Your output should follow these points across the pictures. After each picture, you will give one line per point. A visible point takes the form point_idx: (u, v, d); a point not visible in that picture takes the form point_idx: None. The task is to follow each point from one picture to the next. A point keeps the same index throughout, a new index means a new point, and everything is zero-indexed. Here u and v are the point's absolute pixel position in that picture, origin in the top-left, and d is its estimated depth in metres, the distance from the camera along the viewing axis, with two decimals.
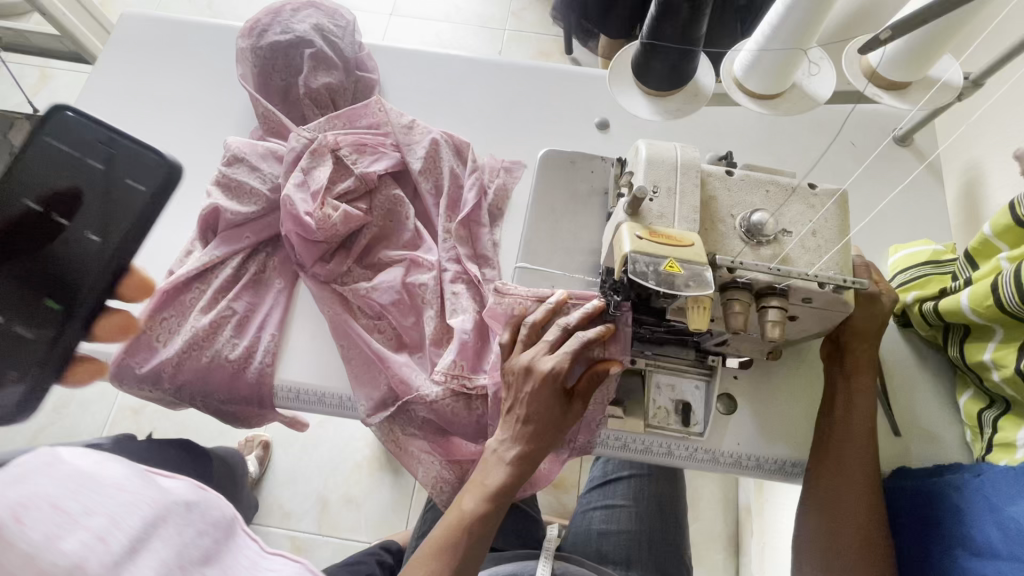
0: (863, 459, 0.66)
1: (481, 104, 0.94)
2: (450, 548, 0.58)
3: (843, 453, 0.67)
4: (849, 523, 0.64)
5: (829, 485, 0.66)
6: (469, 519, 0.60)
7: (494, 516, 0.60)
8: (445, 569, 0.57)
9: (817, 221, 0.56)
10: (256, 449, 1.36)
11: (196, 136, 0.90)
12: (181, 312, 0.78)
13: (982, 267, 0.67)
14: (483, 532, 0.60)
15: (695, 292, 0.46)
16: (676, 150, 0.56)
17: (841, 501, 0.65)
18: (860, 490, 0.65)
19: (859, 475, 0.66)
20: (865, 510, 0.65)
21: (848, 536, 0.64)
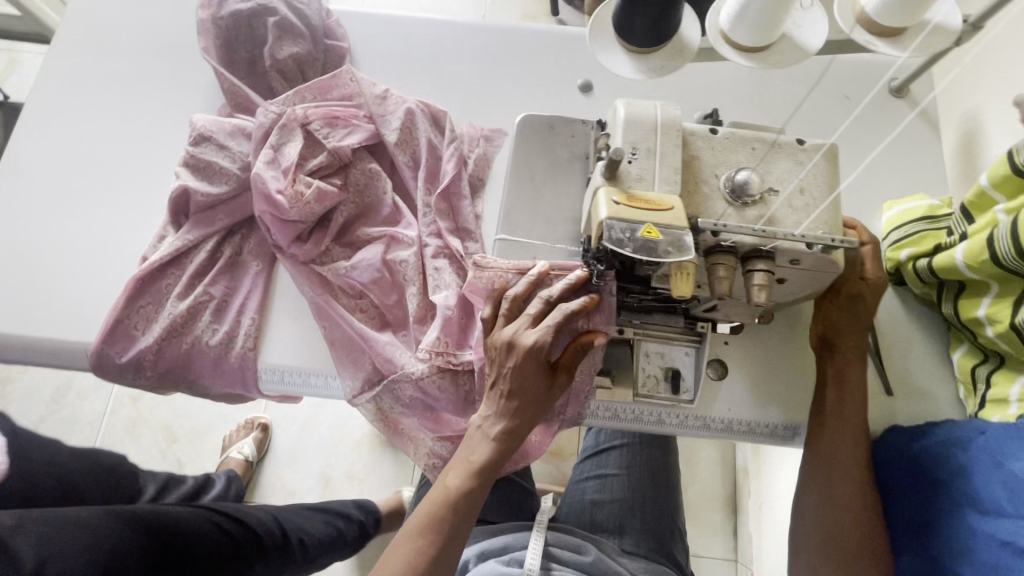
0: (853, 427, 0.67)
1: (458, 69, 0.90)
2: (436, 524, 0.58)
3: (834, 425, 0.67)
4: (842, 490, 0.65)
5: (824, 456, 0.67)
6: (455, 495, 0.59)
7: (480, 491, 0.60)
8: (432, 546, 0.57)
9: (805, 179, 0.54)
10: (255, 432, 1.36)
11: (163, 115, 0.86)
12: (158, 299, 0.77)
13: (977, 221, 0.65)
14: (467, 510, 0.59)
15: (674, 258, 0.44)
16: (655, 109, 0.53)
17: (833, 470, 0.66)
18: (850, 458, 0.66)
19: (850, 443, 0.66)
20: (855, 476, 0.65)
21: (837, 500, 0.65)
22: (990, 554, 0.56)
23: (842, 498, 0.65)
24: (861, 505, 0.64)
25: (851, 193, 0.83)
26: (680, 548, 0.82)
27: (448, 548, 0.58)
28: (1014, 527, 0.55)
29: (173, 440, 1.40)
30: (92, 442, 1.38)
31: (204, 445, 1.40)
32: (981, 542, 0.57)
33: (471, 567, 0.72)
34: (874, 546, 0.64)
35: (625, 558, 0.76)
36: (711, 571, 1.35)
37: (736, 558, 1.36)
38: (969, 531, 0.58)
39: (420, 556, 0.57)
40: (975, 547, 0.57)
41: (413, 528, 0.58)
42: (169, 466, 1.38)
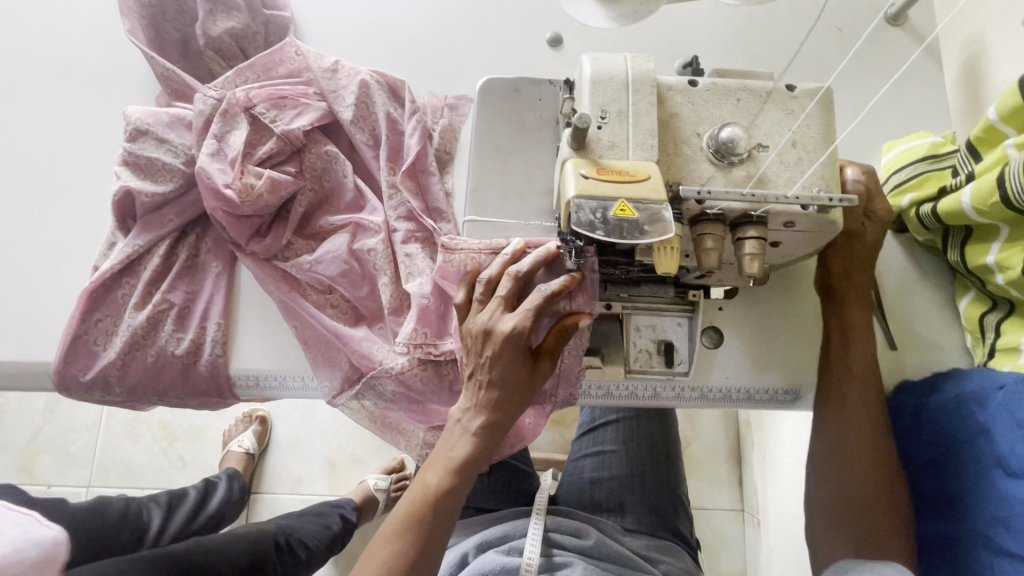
0: (865, 393, 0.60)
1: (414, 32, 0.82)
2: (415, 525, 0.55)
3: (846, 391, 0.61)
4: (859, 459, 0.59)
5: (836, 423, 0.60)
6: (433, 492, 0.56)
7: (460, 486, 0.57)
8: (410, 550, 0.54)
9: (797, 130, 0.48)
10: (255, 424, 1.34)
11: (99, 108, 0.79)
12: (116, 310, 0.71)
13: (985, 158, 0.60)
14: (446, 510, 0.56)
15: (653, 237, 0.40)
16: (625, 63, 0.47)
17: (846, 440, 0.60)
18: (858, 419, 0.60)
19: (863, 408, 0.60)
20: (868, 439, 0.59)
21: (851, 469, 0.59)
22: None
23: (860, 467, 0.59)
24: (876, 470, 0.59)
25: (849, 136, 0.76)
26: (683, 519, 0.81)
27: (424, 547, 0.55)
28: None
29: (173, 440, 1.38)
30: (91, 448, 1.36)
31: (205, 443, 1.37)
32: (1012, 507, 0.51)
33: (470, 558, 0.71)
34: (890, 516, 0.58)
35: (629, 536, 0.76)
36: (719, 521, 1.35)
37: (743, 507, 1.36)
38: (999, 496, 0.53)
39: (400, 558, 0.54)
40: (1008, 513, 0.52)
41: (391, 529, 0.55)
42: (173, 465, 1.35)
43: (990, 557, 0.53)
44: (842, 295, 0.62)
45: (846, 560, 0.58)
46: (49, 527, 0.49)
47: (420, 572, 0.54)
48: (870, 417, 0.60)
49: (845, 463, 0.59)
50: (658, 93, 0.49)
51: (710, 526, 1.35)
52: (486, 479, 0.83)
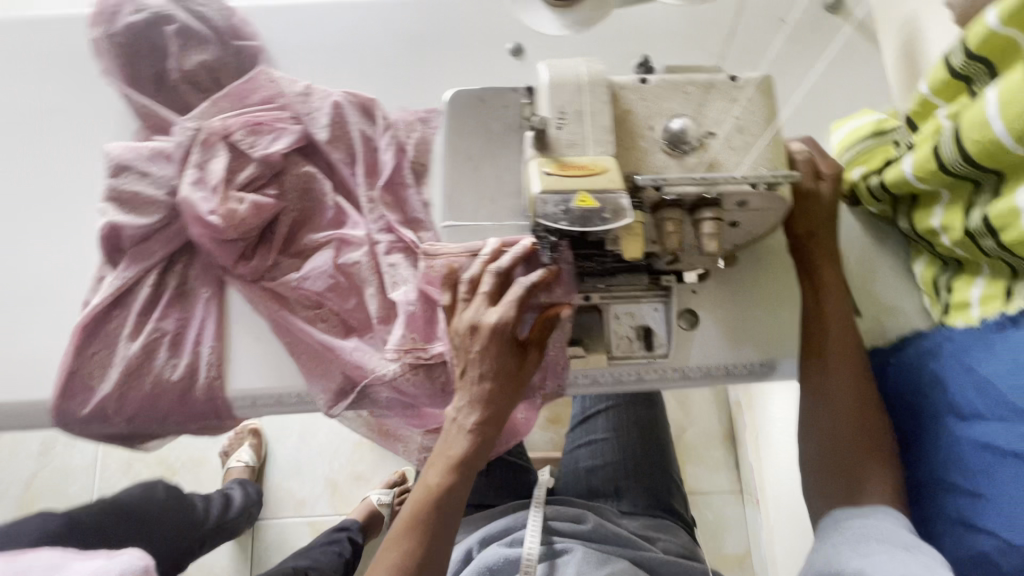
0: (845, 344, 0.63)
1: (380, 51, 0.85)
2: (423, 523, 0.58)
3: (825, 344, 0.64)
4: (844, 408, 0.61)
5: (819, 374, 0.63)
6: (438, 490, 0.58)
7: (461, 482, 0.60)
8: (417, 547, 0.57)
9: (743, 115, 0.52)
10: (249, 438, 1.33)
11: (78, 147, 0.81)
12: (108, 343, 0.73)
13: (922, 129, 0.64)
14: (450, 504, 0.59)
15: (612, 224, 0.43)
16: (578, 67, 0.51)
17: (830, 390, 0.62)
18: (844, 379, 0.62)
19: (843, 359, 0.63)
20: (854, 398, 0.61)
21: (838, 417, 0.61)
22: (975, 458, 0.55)
23: (847, 424, 0.61)
24: (861, 417, 0.61)
25: (801, 119, 0.81)
26: (678, 498, 0.84)
27: (434, 540, 0.57)
28: (994, 429, 0.54)
29: (173, 471, 1.38)
30: (89, 488, 1.35)
31: (205, 472, 1.38)
32: (965, 448, 0.56)
33: (474, 553, 0.73)
34: (879, 463, 0.60)
35: (625, 518, 0.79)
36: (720, 505, 1.38)
37: (741, 488, 1.39)
38: (953, 439, 0.58)
39: (410, 555, 0.56)
40: (961, 454, 0.56)
41: (399, 527, 0.58)
42: None
43: (949, 496, 0.57)
44: (813, 255, 0.66)
45: (839, 511, 0.58)
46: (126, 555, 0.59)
47: (433, 566, 0.57)
48: (849, 365, 0.63)
49: (831, 413, 0.61)
50: (612, 92, 0.52)
51: (711, 510, 1.38)
52: (485, 477, 0.86)
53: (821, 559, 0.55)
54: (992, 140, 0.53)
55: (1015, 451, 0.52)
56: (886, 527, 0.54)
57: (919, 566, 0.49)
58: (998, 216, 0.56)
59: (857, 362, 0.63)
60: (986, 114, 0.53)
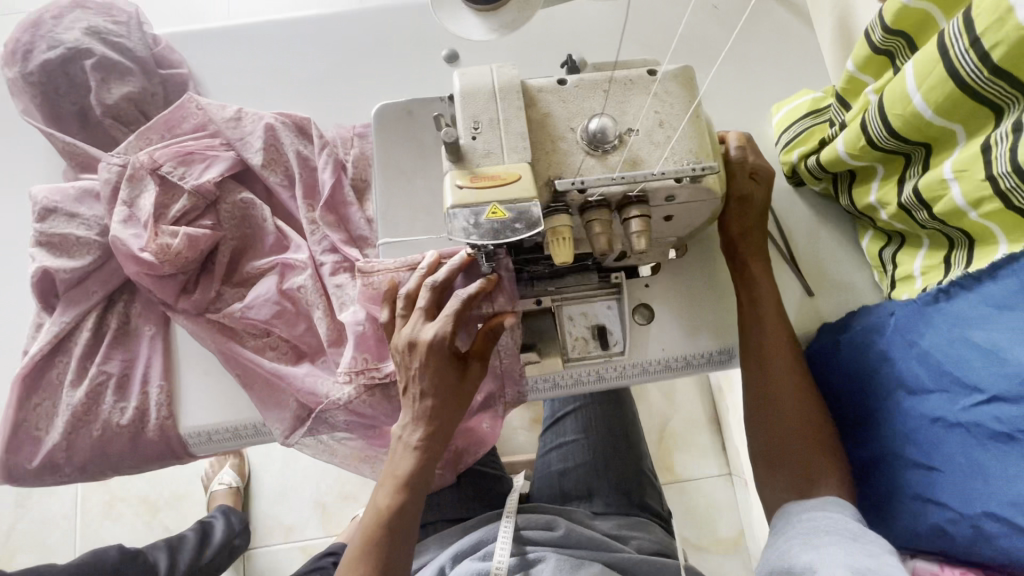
0: (777, 339, 0.64)
1: (313, 68, 0.84)
2: (375, 545, 0.57)
3: (762, 341, 0.65)
4: (784, 402, 0.63)
5: (759, 371, 0.64)
6: (386, 512, 0.58)
7: (411, 503, 0.59)
8: (372, 570, 0.56)
9: (661, 110, 0.51)
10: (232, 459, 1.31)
11: (8, 192, 0.79)
12: (52, 391, 0.70)
13: (853, 107, 0.64)
14: (401, 527, 0.58)
15: (522, 234, 0.43)
16: (490, 74, 0.50)
17: (770, 385, 0.63)
18: (782, 362, 0.64)
19: (781, 353, 0.64)
20: (792, 380, 0.63)
21: (778, 412, 0.62)
22: (927, 432, 0.55)
23: (785, 407, 0.62)
24: (801, 408, 0.62)
25: (740, 103, 0.80)
26: (651, 494, 0.84)
27: (384, 565, 0.57)
28: (939, 402, 0.54)
29: (155, 510, 1.32)
30: (71, 535, 1.29)
31: (188, 507, 1.32)
32: (915, 422, 0.56)
33: (447, 570, 0.71)
34: (823, 452, 0.61)
35: (598, 520, 0.78)
36: (710, 489, 1.38)
37: (730, 470, 1.39)
38: (903, 413, 0.58)
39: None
40: (913, 428, 0.56)
41: (351, 555, 0.57)
42: (158, 536, 1.30)
43: (906, 471, 0.57)
44: (739, 255, 0.68)
45: (789, 504, 0.59)
46: None
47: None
48: (786, 359, 0.64)
49: (771, 408, 0.63)
50: (528, 96, 0.52)
51: (701, 495, 1.38)
52: (458, 491, 0.85)
53: (775, 556, 0.55)
54: (914, 113, 0.54)
55: (960, 422, 0.52)
56: (838, 518, 0.55)
57: (865, 554, 0.48)
58: (928, 188, 0.56)
59: (792, 355, 0.64)
60: (907, 89, 0.53)
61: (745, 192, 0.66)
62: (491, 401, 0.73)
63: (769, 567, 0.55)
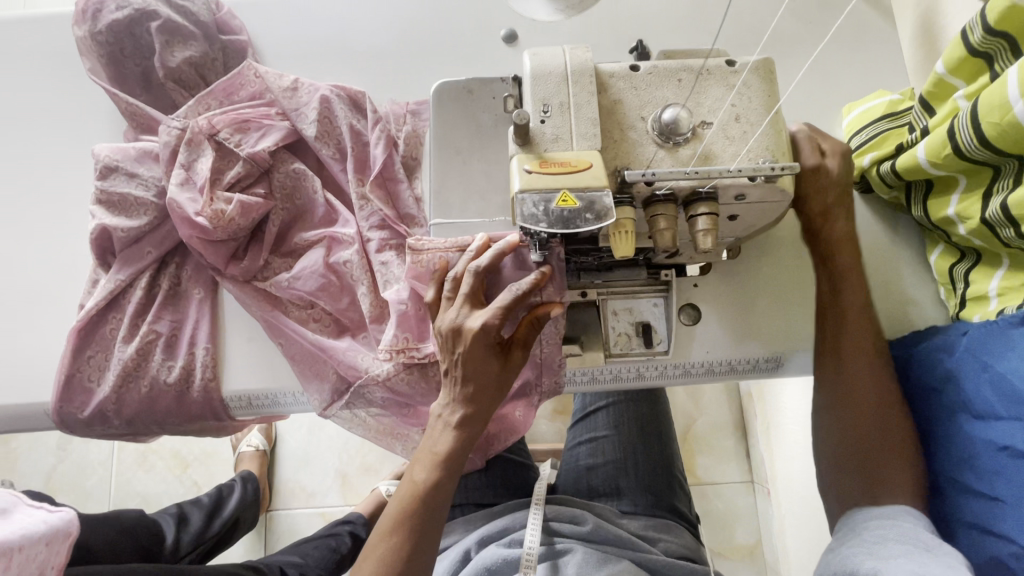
0: (864, 341, 0.62)
1: (369, 42, 0.83)
2: (409, 520, 0.57)
3: (845, 353, 0.62)
4: (865, 418, 0.60)
5: (837, 384, 0.62)
6: (422, 488, 0.58)
7: (447, 480, 0.59)
8: (404, 544, 0.56)
9: (739, 103, 0.49)
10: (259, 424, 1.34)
11: (70, 148, 0.81)
12: (105, 345, 0.72)
13: (938, 112, 0.60)
14: (436, 501, 0.58)
15: (592, 225, 0.42)
16: (562, 56, 0.48)
17: (849, 388, 0.61)
18: (868, 377, 0.61)
19: (864, 369, 0.61)
20: (876, 397, 0.60)
21: (861, 416, 0.60)
22: (990, 460, 0.52)
23: (868, 425, 0.60)
24: (884, 415, 0.59)
25: (809, 102, 0.77)
26: (679, 496, 0.83)
27: (418, 542, 0.57)
28: (1008, 429, 0.51)
29: (185, 465, 1.37)
30: (108, 481, 1.35)
31: (217, 464, 1.36)
32: (978, 448, 0.53)
33: (472, 554, 0.72)
34: (900, 464, 0.58)
35: (625, 518, 0.78)
36: (731, 495, 1.36)
37: (752, 478, 1.37)
38: (967, 438, 0.55)
39: (393, 556, 0.56)
40: (975, 454, 0.53)
41: (386, 527, 0.58)
42: (187, 490, 1.35)
43: (966, 499, 0.54)
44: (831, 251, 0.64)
45: (856, 510, 0.58)
46: (60, 513, 0.61)
47: (416, 563, 0.56)
48: (869, 362, 0.61)
49: (852, 415, 0.60)
50: (600, 81, 0.50)
51: (721, 500, 1.36)
52: (485, 476, 0.85)
53: (837, 560, 0.54)
54: (1012, 122, 0.50)
55: None
56: (910, 528, 0.53)
57: (938, 563, 0.47)
58: (1018, 204, 0.52)
59: (879, 364, 0.61)
60: (1008, 95, 0.49)
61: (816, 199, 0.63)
62: (527, 390, 0.73)
63: (830, 571, 0.54)
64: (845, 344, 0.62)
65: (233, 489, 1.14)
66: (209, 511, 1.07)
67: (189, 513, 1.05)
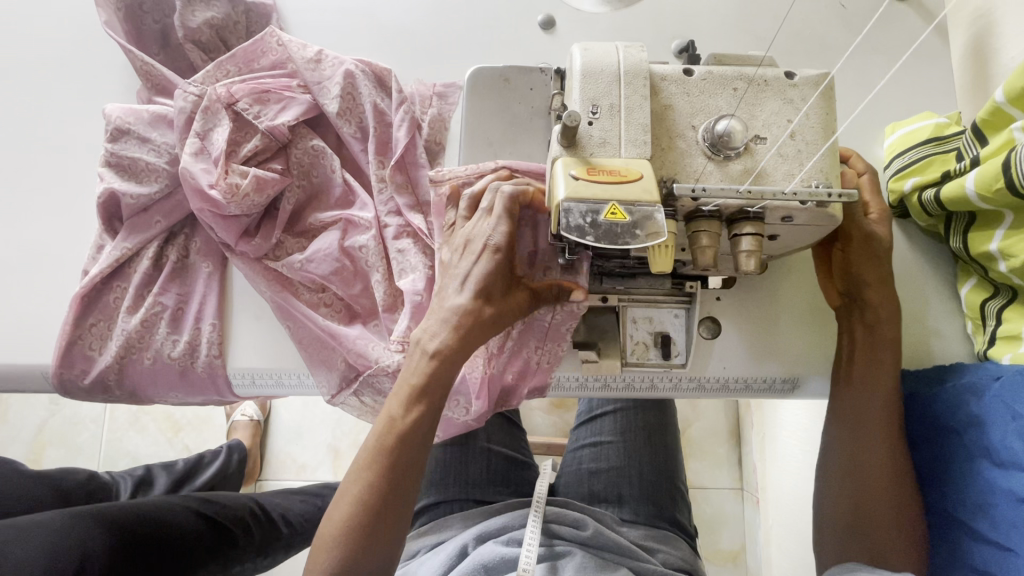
0: (880, 399, 0.60)
1: (400, 17, 0.79)
2: (385, 490, 0.53)
3: (861, 382, 0.61)
4: (873, 444, 0.59)
5: (850, 410, 0.61)
6: (413, 448, 0.55)
7: (427, 415, 0.55)
8: (388, 507, 0.53)
9: (796, 120, 0.47)
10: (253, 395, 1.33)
11: (79, 103, 0.77)
12: (109, 315, 0.70)
13: (991, 142, 0.57)
14: (414, 442, 0.55)
15: (642, 243, 0.40)
16: (617, 54, 0.46)
17: (863, 431, 0.60)
18: (879, 407, 0.60)
19: (879, 400, 0.60)
20: (885, 430, 0.59)
21: (870, 447, 0.59)
22: (1009, 511, 0.51)
23: (875, 455, 0.59)
24: (892, 450, 0.59)
25: (852, 119, 0.74)
26: (681, 508, 0.83)
27: (397, 487, 0.53)
28: None
29: (177, 429, 1.36)
30: (98, 439, 1.34)
31: (209, 432, 1.35)
32: (997, 497, 0.52)
33: (470, 549, 0.70)
34: (901, 510, 0.58)
35: (625, 527, 0.77)
36: (719, 500, 1.36)
37: (742, 485, 1.37)
38: (985, 485, 0.53)
39: (365, 494, 0.53)
40: (992, 502, 0.53)
41: (359, 462, 0.54)
42: (178, 454, 1.33)
43: (976, 545, 0.54)
44: (865, 304, 0.61)
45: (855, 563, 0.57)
46: None
47: (391, 501, 0.53)
48: (885, 419, 0.60)
49: (859, 441, 0.60)
50: (652, 84, 0.47)
51: (709, 504, 1.36)
52: (487, 471, 0.84)
53: None
54: None
55: None
56: None
57: None
58: None
59: (894, 397, 0.60)
60: None
61: (869, 230, 0.59)
62: (526, 369, 0.68)
63: None
64: (858, 398, 0.61)
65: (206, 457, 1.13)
66: (177, 477, 1.05)
67: (152, 477, 1.03)
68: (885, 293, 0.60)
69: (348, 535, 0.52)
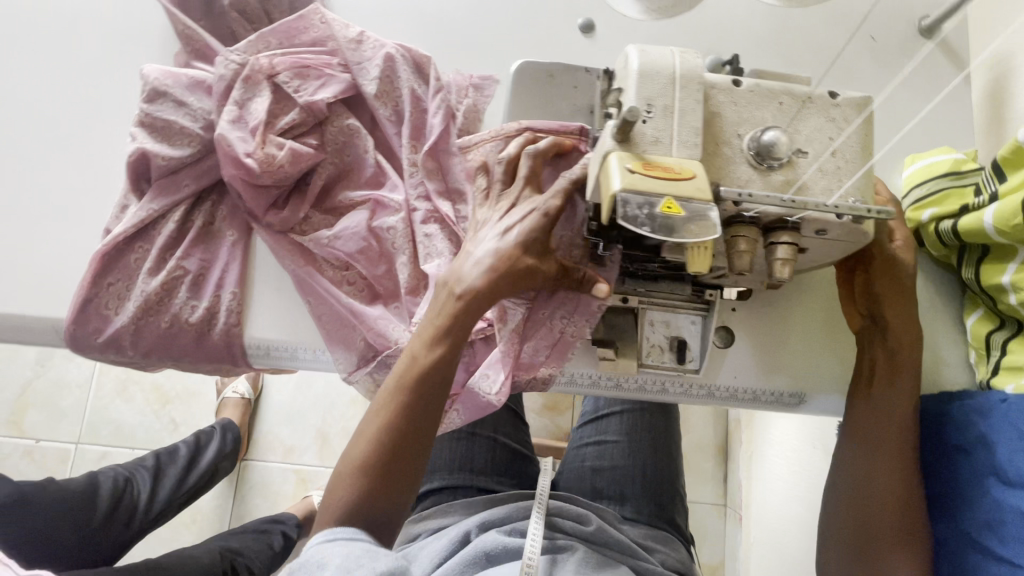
0: (898, 403, 0.62)
1: (442, 6, 0.80)
2: (408, 446, 0.53)
3: (881, 382, 0.62)
4: (883, 440, 0.61)
5: (865, 407, 0.63)
6: (434, 406, 0.55)
7: (448, 362, 0.56)
8: (407, 458, 0.53)
9: (837, 138, 0.48)
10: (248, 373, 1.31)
11: (112, 60, 0.77)
12: (128, 275, 0.69)
13: (1011, 178, 0.59)
14: (434, 394, 0.55)
15: (694, 237, 0.42)
16: (673, 58, 0.47)
17: (875, 425, 0.62)
18: (893, 408, 0.62)
19: (896, 401, 0.62)
20: (897, 431, 0.61)
21: (879, 442, 0.61)
22: (1018, 528, 0.54)
23: (885, 452, 0.61)
24: (901, 451, 0.61)
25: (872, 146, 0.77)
26: (679, 511, 0.84)
27: (418, 439, 0.54)
28: None
29: (166, 401, 1.33)
30: (84, 405, 1.31)
31: (198, 406, 1.33)
32: (1007, 514, 0.55)
33: (473, 537, 0.70)
34: (900, 508, 0.60)
35: (626, 525, 0.78)
36: (702, 514, 1.37)
37: (725, 501, 1.38)
38: (994, 503, 0.56)
39: (383, 431, 0.53)
40: (1002, 519, 0.55)
41: (385, 393, 0.55)
42: (164, 427, 1.31)
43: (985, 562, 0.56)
44: (886, 328, 0.62)
45: None
46: None
47: (406, 448, 0.53)
48: (899, 420, 0.61)
49: (870, 434, 0.62)
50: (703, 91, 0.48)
51: (692, 517, 1.37)
52: (489, 463, 0.84)
53: None
54: None
55: None
56: None
57: None
58: None
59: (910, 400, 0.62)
60: None
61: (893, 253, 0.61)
62: (551, 340, 0.67)
63: None
64: (876, 399, 0.62)
65: (209, 437, 1.10)
66: (185, 463, 1.03)
67: (161, 467, 1.00)
68: (902, 309, 0.61)
69: (363, 474, 0.52)
